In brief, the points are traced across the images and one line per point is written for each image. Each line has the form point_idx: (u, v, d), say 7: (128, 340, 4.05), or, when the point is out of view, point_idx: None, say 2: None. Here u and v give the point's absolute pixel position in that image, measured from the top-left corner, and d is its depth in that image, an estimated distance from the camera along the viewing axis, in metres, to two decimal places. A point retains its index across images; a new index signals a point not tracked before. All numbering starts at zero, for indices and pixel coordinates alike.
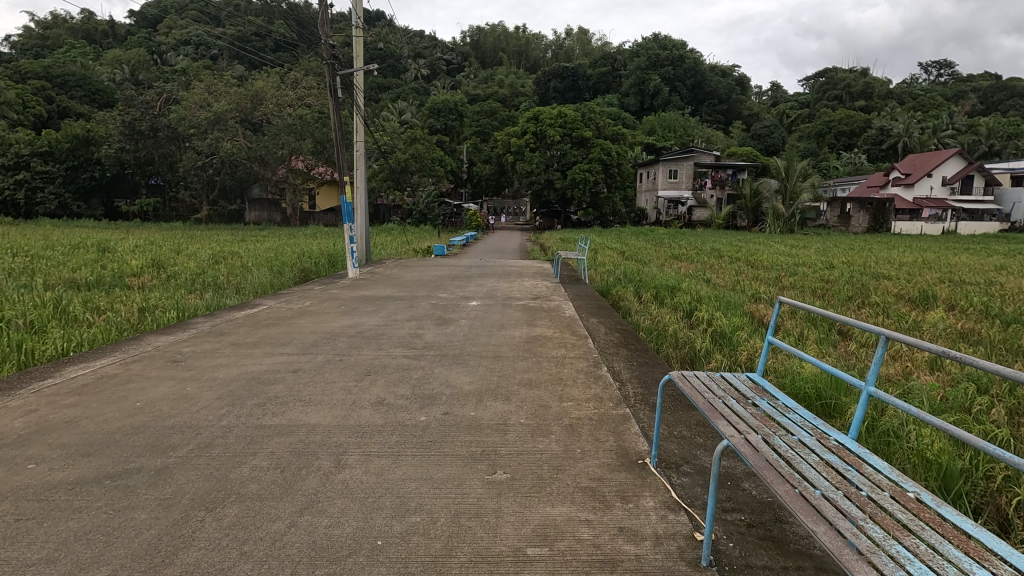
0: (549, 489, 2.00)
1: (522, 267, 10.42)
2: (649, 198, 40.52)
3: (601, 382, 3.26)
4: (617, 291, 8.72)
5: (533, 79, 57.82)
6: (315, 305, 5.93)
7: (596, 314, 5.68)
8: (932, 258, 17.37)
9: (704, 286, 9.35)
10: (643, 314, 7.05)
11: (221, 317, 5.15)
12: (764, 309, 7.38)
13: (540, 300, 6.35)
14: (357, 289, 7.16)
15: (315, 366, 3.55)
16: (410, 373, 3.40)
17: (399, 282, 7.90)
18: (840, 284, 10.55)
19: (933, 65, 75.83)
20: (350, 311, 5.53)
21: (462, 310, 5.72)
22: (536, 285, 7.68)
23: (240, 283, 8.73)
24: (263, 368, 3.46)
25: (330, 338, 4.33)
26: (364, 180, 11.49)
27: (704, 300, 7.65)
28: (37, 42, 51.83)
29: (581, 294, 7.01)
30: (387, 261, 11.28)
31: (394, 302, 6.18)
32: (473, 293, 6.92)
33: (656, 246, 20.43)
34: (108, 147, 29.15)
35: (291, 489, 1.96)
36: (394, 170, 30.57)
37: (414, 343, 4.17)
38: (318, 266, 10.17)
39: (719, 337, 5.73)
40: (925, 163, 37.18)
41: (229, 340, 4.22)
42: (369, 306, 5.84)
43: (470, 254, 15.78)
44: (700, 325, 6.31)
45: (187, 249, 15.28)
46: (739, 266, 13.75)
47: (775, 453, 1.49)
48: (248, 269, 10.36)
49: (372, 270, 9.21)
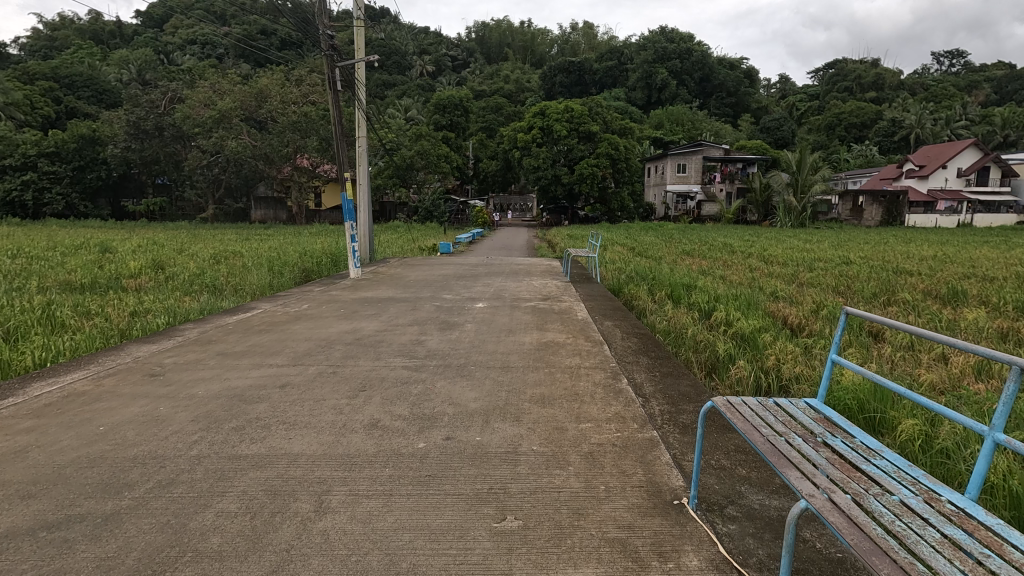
0: (569, 543, 1.65)
1: (530, 265, 10.06)
2: (657, 192, 40.00)
3: (623, 398, 2.92)
4: (629, 290, 8.37)
5: (539, 74, 57.38)
6: (313, 308, 5.61)
7: (611, 316, 5.33)
8: (951, 252, 16.89)
9: (721, 284, 8.95)
10: (659, 315, 6.68)
11: (212, 323, 4.85)
12: (787, 308, 7.01)
13: (551, 302, 6.00)
14: (357, 290, 6.83)
15: (305, 379, 3.23)
16: (410, 388, 3.06)
17: (403, 283, 7.58)
18: (861, 281, 10.12)
19: (945, 55, 74.61)
20: (348, 315, 5.22)
21: (468, 313, 5.38)
22: (545, 285, 7.34)
23: (238, 284, 8.45)
24: (247, 383, 3.14)
25: (325, 346, 4.01)
26: (367, 176, 11.14)
27: (721, 299, 7.27)
28: (46, 44, 52.02)
29: (593, 294, 6.66)
30: (391, 259, 10.96)
31: (396, 305, 5.86)
32: (480, 294, 6.59)
33: (666, 242, 20.03)
34: (113, 147, 29.09)
35: (259, 543, 1.63)
36: (399, 167, 30.32)
37: (415, 352, 3.83)
38: (319, 266, 9.87)
39: (743, 340, 5.36)
40: (940, 155, 36.41)
41: (216, 349, 3.91)
42: (369, 309, 5.52)
43: (476, 251, 15.44)
44: (719, 327, 5.95)
45: (191, 249, 15.06)
46: (753, 263, 13.31)
47: (873, 520, 1.13)
48: (247, 270, 10.09)
49: (375, 270, 8.89)
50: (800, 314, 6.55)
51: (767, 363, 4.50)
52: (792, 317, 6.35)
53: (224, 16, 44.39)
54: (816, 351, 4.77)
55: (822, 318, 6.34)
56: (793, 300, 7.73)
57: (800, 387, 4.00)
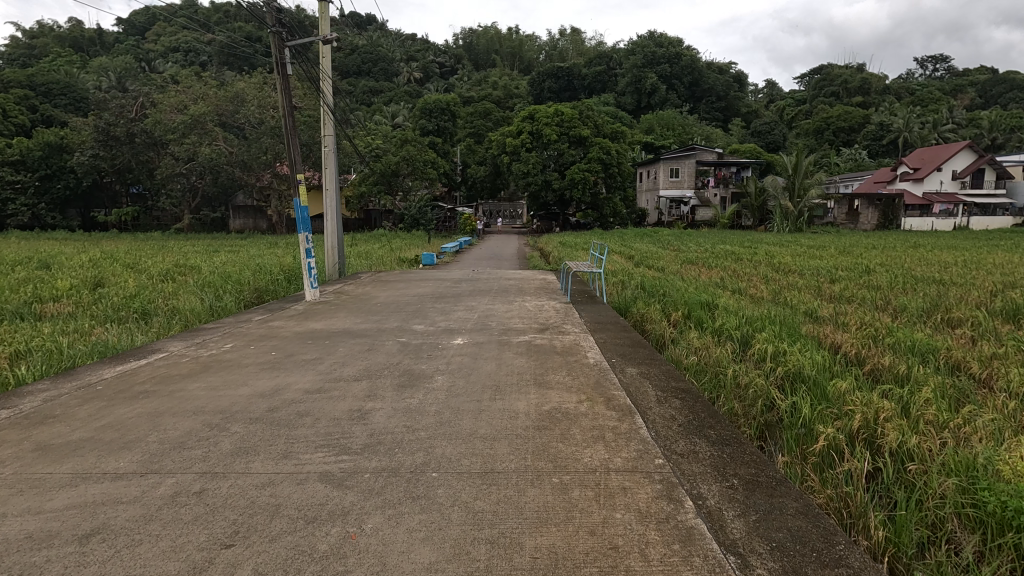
0: None
1: (523, 280, 8.80)
2: (649, 198, 38.84)
3: (703, 556, 1.64)
4: (639, 309, 7.15)
5: (527, 80, 56.46)
6: (236, 350, 4.22)
7: (634, 354, 4.10)
8: (967, 257, 15.86)
9: (745, 301, 7.73)
10: (683, 345, 5.44)
11: (76, 380, 3.44)
12: (837, 332, 5.81)
13: (549, 334, 4.67)
14: (307, 320, 5.44)
15: (136, 518, 1.84)
16: (319, 540, 1.71)
17: (369, 307, 6.28)
18: (897, 294, 8.97)
19: (928, 60, 75.44)
20: (277, 362, 3.85)
21: (442, 356, 4.00)
22: (543, 308, 6.04)
23: (173, 310, 7.10)
24: (26, 531, 1.75)
25: (215, 429, 2.62)
26: (335, 181, 9.80)
27: (755, 323, 6.04)
28: (24, 51, 50.25)
29: (601, 320, 5.39)
30: (361, 276, 9.65)
31: (347, 344, 4.44)
32: (459, 324, 5.21)
33: (665, 249, 18.89)
34: (81, 155, 27.49)
35: None
36: (384, 174, 28.98)
37: (357, 439, 2.49)
38: (273, 284, 8.56)
39: (802, 383, 4.20)
40: (934, 158, 35.80)
41: (39, 438, 2.51)
42: (311, 352, 4.13)
43: (462, 263, 14.34)
44: (767, 363, 4.71)
45: (144, 262, 13.62)
46: (766, 273, 12.11)
47: None
48: (191, 289, 8.73)
49: (339, 290, 7.56)
50: (859, 343, 5.34)
51: (851, 422, 3.32)
52: (848, 347, 5.19)
53: (207, 22, 43.12)
54: (914, 403, 3.56)
55: (888, 351, 5.11)
56: (835, 321, 6.53)
57: (922, 465, 2.78)
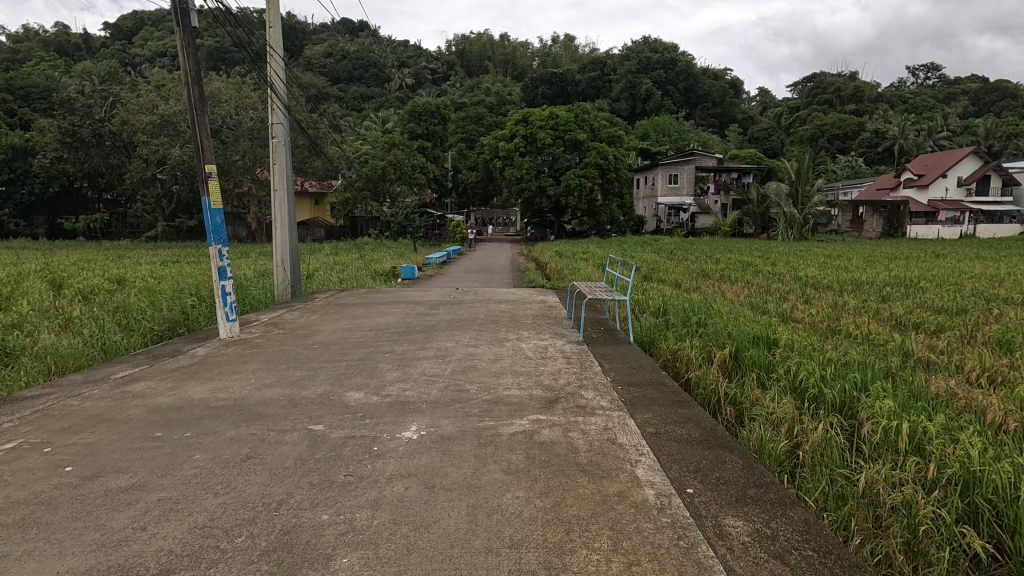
0: None
1: (517, 305, 6.99)
2: (648, 205, 37.34)
3: None
4: (671, 348, 5.36)
5: (519, 86, 54.89)
6: (7, 462, 2.35)
7: (722, 463, 2.32)
8: (1004, 268, 14.25)
9: (806, 334, 5.96)
10: (758, 413, 3.69)
11: None
12: (972, 391, 4.06)
13: (561, 418, 2.82)
14: (190, 381, 3.57)
15: None
16: None
17: (300, 352, 4.42)
18: (979, 319, 7.30)
19: (920, 67, 75.17)
20: (40, 504, 1.98)
21: (369, 483, 2.12)
22: (551, 354, 4.23)
23: (36, 350, 5.23)
24: None
25: None
26: (286, 181, 8.05)
27: (847, 373, 4.26)
28: (6, 56, 47.79)
29: (636, 377, 3.59)
30: (317, 298, 7.81)
31: (215, 444, 2.53)
32: (421, 390, 3.35)
33: (669, 259, 17.24)
34: (45, 157, 25.45)
35: None
36: (370, 179, 27.24)
37: None
38: (191, 312, 6.60)
39: (1000, 512, 2.48)
40: (939, 164, 34.47)
41: None
42: (135, 469, 2.25)
43: (449, 278, 12.64)
44: (914, 458, 2.96)
45: (77, 276, 11.64)
46: (800, 290, 10.40)
47: None
48: (87, 317, 6.81)
49: (276, 323, 5.69)
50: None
51: None
52: (1006, 422, 3.46)
53: None
54: None
55: None
56: (951, 368, 4.77)
57: None
